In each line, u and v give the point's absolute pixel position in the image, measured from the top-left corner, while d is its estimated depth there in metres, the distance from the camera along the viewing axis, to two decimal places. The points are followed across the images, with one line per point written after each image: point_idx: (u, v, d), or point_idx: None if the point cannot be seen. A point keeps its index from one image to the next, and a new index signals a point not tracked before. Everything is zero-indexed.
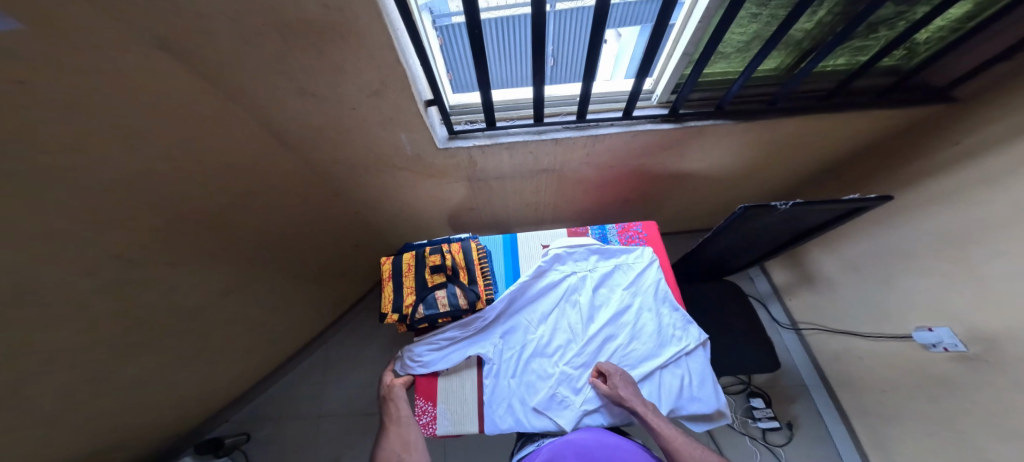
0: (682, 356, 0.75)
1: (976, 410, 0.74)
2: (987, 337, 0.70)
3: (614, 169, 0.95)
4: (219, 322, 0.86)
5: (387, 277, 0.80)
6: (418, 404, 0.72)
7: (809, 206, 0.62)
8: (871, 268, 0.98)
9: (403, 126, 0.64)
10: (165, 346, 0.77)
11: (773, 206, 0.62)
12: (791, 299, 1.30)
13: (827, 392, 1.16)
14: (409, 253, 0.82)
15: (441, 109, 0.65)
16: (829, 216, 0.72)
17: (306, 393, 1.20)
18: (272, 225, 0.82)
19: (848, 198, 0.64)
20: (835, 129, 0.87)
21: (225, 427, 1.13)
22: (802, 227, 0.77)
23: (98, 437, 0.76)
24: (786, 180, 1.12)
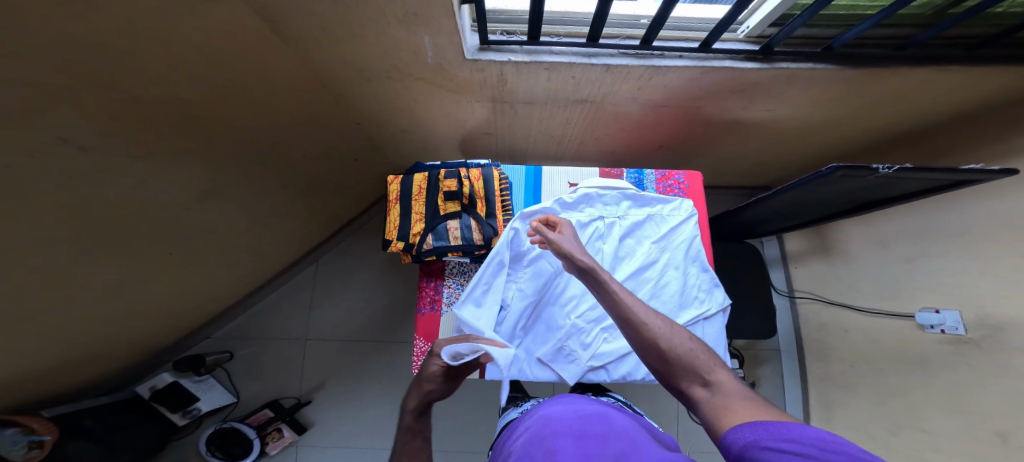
0: (701, 320, 0.78)
1: (941, 395, 0.80)
2: (994, 324, 0.70)
3: (661, 111, 0.83)
4: (230, 221, 0.85)
5: (395, 199, 0.75)
6: (419, 346, 0.77)
7: (917, 173, 0.52)
8: (898, 244, 0.93)
9: (430, 27, 0.51)
10: (182, 240, 0.77)
11: (872, 168, 0.52)
12: (796, 267, 1.29)
13: (797, 359, 1.27)
14: (420, 175, 0.75)
15: (479, 12, 0.50)
16: (925, 186, 0.61)
17: (321, 290, 1.31)
18: (271, 127, 0.74)
19: (968, 167, 0.53)
20: (946, 88, 0.70)
21: (207, 344, 1.26)
22: (874, 197, 0.68)
23: (134, 312, 0.83)
24: (848, 145, 0.98)
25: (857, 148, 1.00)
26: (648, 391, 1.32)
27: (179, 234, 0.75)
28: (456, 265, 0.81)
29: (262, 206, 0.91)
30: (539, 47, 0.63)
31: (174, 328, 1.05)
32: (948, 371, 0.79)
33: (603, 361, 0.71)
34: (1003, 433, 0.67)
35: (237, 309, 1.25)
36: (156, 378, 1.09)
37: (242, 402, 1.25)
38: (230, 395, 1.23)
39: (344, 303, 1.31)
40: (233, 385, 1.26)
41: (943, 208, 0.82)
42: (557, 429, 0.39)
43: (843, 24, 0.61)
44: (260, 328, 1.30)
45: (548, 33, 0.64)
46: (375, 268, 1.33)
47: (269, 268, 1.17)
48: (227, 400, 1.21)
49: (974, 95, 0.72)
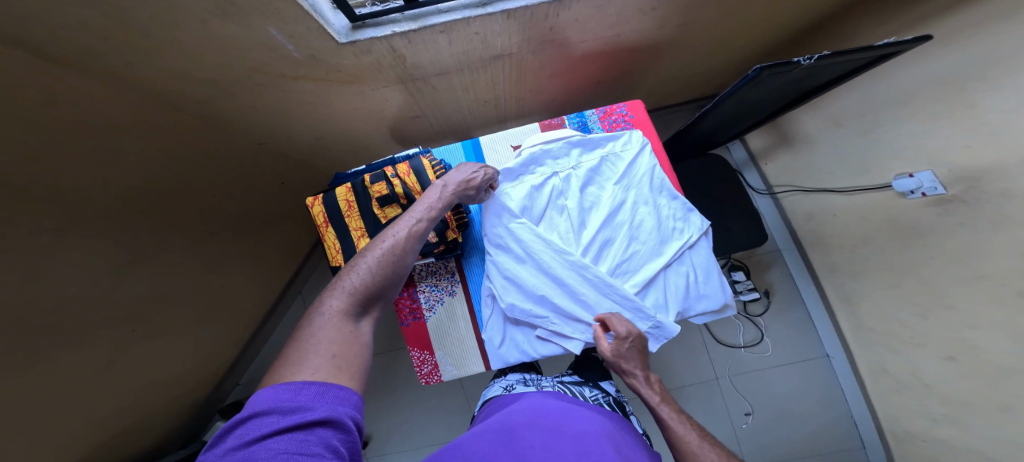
0: (686, 251, 0.75)
1: (943, 255, 0.78)
2: (970, 176, 0.68)
3: (583, 46, 0.79)
4: (179, 273, 0.83)
5: (325, 223, 0.72)
6: (418, 356, 0.76)
7: (834, 58, 0.51)
8: (853, 120, 0.92)
9: (268, 15, 0.46)
10: (136, 308, 0.76)
11: (793, 62, 0.50)
12: (767, 164, 1.26)
13: (799, 254, 1.24)
14: (343, 188, 0.72)
15: None
16: (851, 68, 0.61)
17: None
18: (167, 163, 0.71)
19: (882, 43, 0.54)
20: None
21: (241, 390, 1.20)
22: (809, 86, 0.66)
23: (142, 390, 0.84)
24: (785, 29, 0.93)
25: (798, 26, 0.94)
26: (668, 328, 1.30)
27: (129, 302, 0.74)
28: (422, 267, 0.77)
29: (202, 249, 0.88)
30: (424, 9, 0.57)
31: (194, 394, 1.02)
32: (948, 233, 0.76)
33: (609, 322, 0.69)
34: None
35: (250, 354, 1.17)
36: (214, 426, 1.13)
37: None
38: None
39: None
40: None
41: (904, 70, 0.77)
42: (549, 428, 0.49)
43: None
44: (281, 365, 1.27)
45: None
46: None
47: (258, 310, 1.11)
48: None
49: None
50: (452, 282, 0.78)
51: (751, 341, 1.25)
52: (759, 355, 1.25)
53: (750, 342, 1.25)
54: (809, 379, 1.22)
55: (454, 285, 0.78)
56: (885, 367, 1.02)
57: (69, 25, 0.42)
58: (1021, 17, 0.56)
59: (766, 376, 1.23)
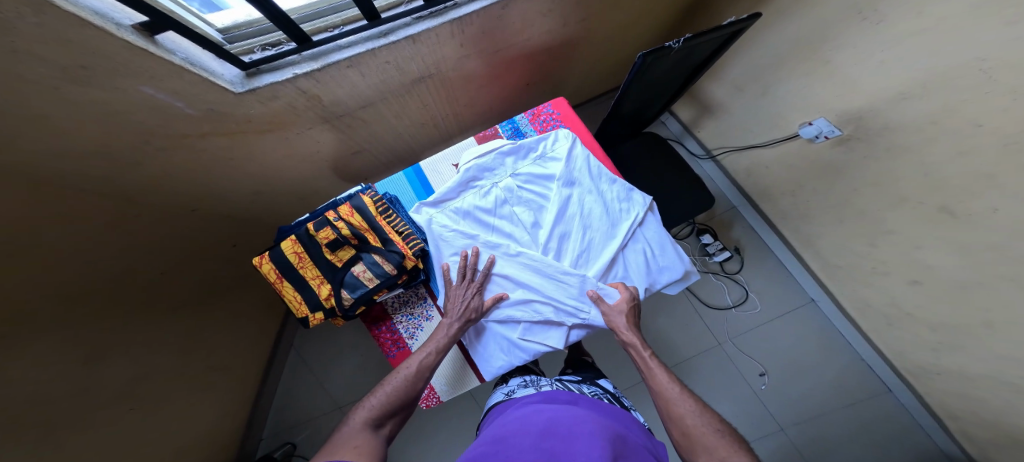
0: (639, 229, 0.79)
1: (864, 182, 0.86)
2: (858, 114, 0.78)
3: (500, 56, 0.83)
4: (158, 357, 0.79)
5: (279, 280, 0.67)
6: None
7: (698, 38, 0.59)
8: (752, 82, 1.03)
9: (132, 74, 0.46)
10: (123, 392, 0.71)
11: (666, 46, 0.57)
12: (700, 131, 1.34)
13: (752, 207, 1.30)
14: (288, 241, 0.67)
15: (193, 37, 0.47)
16: (717, 45, 0.69)
17: (319, 363, 1.20)
18: (115, 250, 0.66)
19: (729, 22, 0.62)
20: None
21: (266, 444, 1.12)
22: (694, 63, 0.73)
23: None
24: (672, 12, 1.03)
25: (683, 6, 1.03)
26: (658, 302, 1.32)
27: (114, 392, 0.69)
28: (394, 299, 0.77)
29: (171, 328, 0.82)
30: (324, 48, 0.60)
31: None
32: (860, 167, 0.85)
33: (583, 312, 0.71)
34: (947, 208, 0.72)
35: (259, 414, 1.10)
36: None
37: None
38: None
39: (349, 361, 1.20)
40: None
41: (781, 30, 0.87)
42: (539, 427, 0.48)
43: None
44: (297, 412, 1.15)
45: (322, 27, 0.59)
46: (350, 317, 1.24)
47: (248, 373, 1.04)
48: None
49: None
50: (426, 307, 0.77)
51: (738, 299, 1.30)
52: (748, 312, 1.28)
53: (737, 300, 1.30)
54: (807, 327, 1.24)
55: (429, 309, 0.77)
56: (869, 303, 1.06)
57: None
58: None
59: (762, 331, 1.26)
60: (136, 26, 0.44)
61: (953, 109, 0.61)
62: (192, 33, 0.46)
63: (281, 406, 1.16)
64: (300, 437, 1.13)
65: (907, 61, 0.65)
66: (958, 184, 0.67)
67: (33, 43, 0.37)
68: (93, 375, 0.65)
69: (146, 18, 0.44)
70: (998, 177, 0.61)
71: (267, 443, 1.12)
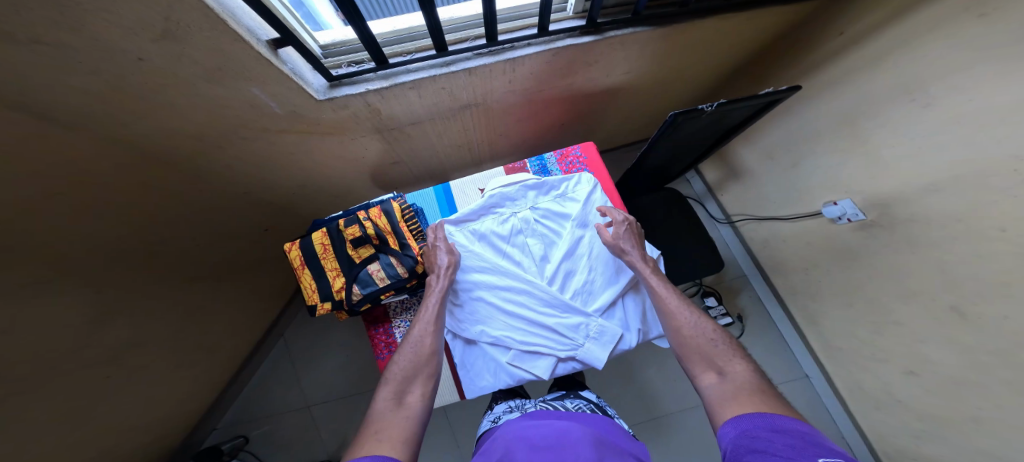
0: (642, 279, 0.78)
1: (880, 271, 0.86)
2: (883, 201, 0.80)
3: (542, 96, 0.89)
4: (171, 323, 0.82)
5: (301, 265, 0.67)
6: None
7: (731, 104, 0.62)
8: (780, 154, 1.06)
9: (250, 78, 0.53)
10: (131, 349, 0.74)
11: (699, 108, 0.61)
12: (722, 195, 1.37)
13: (763, 278, 1.30)
14: (318, 232, 0.68)
15: (300, 50, 0.54)
16: (750, 112, 0.72)
17: (303, 360, 1.20)
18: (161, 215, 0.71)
19: (766, 91, 0.65)
20: (746, 26, 0.84)
21: (218, 434, 1.11)
22: (724, 128, 0.77)
23: (133, 439, 0.81)
24: (710, 80, 1.10)
25: (721, 76, 1.11)
26: (652, 353, 1.30)
27: (122, 349, 0.72)
28: (398, 303, 0.74)
29: (185, 295, 0.84)
30: (394, 69, 0.66)
31: (157, 449, 0.91)
32: (881, 254, 0.84)
33: (572, 348, 0.71)
34: (956, 307, 0.72)
35: (225, 401, 1.10)
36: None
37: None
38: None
39: (333, 362, 1.20)
40: None
41: (810, 113, 0.93)
42: (529, 443, 0.46)
43: None
44: (264, 405, 1.15)
45: (399, 52, 0.67)
46: (350, 318, 1.26)
47: (238, 351, 1.06)
48: None
49: (771, 19, 0.86)
50: None
51: None
52: None
53: None
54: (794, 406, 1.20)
55: None
56: (862, 387, 1.03)
57: (90, 103, 0.47)
58: (899, 59, 0.72)
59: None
60: (268, 42, 0.51)
61: (980, 207, 0.62)
62: (302, 47, 0.53)
63: (251, 394, 1.15)
64: (255, 432, 1.12)
65: (941, 155, 0.67)
66: (975, 285, 0.68)
67: (184, 43, 0.44)
68: (99, 329, 0.67)
69: (279, 36, 0.52)
70: (1014, 287, 0.61)
71: (220, 433, 1.11)
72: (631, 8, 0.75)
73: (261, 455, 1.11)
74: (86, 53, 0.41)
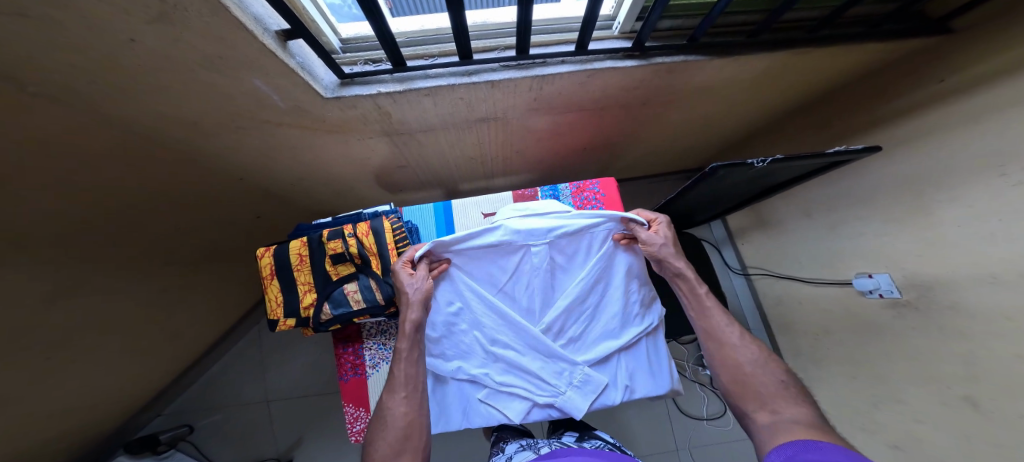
0: (642, 336, 0.70)
1: (899, 352, 0.79)
2: (924, 283, 0.72)
3: (567, 117, 0.83)
4: (140, 299, 0.79)
5: (270, 275, 0.61)
6: (350, 412, 0.66)
7: (788, 161, 0.55)
8: (815, 213, 0.98)
9: (253, 68, 0.47)
10: (94, 324, 0.71)
11: (748, 162, 0.54)
12: (742, 244, 1.30)
13: (767, 336, 1.22)
14: (297, 241, 0.61)
15: (311, 45, 0.48)
16: (809, 169, 0.64)
17: (271, 352, 1.17)
18: (140, 193, 0.66)
19: (834, 150, 0.57)
20: (813, 65, 0.77)
21: (159, 422, 1.08)
22: (771, 183, 0.70)
23: (84, 408, 0.79)
24: (753, 120, 1.02)
25: (766, 118, 1.03)
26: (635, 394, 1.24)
27: (81, 324, 0.69)
28: (373, 324, 0.69)
29: (158, 274, 0.81)
30: (412, 73, 0.61)
31: (100, 427, 0.89)
32: (904, 337, 0.77)
33: (551, 395, 0.66)
34: (969, 396, 0.65)
35: (181, 383, 1.08)
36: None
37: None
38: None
39: (304, 358, 1.17)
40: (201, 454, 1.07)
41: (856, 174, 0.85)
42: None
43: (698, 13, 0.64)
44: (219, 393, 1.13)
45: (421, 54, 0.61)
46: None
47: (208, 334, 1.03)
48: None
49: (846, 61, 0.78)
50: None
51: (715, 414, 1.21)
52: (720, 427, 1.20)
53: (713, 415, 1.21)
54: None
55: None
56: None
57: (71, 76, 0.43)
58: (966, 131, 0.64)
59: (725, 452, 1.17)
60: (278, 32, 0.46)
61: None
62: (313, 42, 0.48)
63: (211, 379, 1.13)
64: (201, 422, 1.10)
65: (996, 246, 0.59)
66: (993, 389, 0.62)
67: (182, 27, 0.39)
68: (55, 304, 0.63)
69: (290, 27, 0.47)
70: None
71: (161, 422, 1.09)
72: (688, 33, 0.68)
73: (203, 446, 1.09)
74: (67, 28, 0.36)
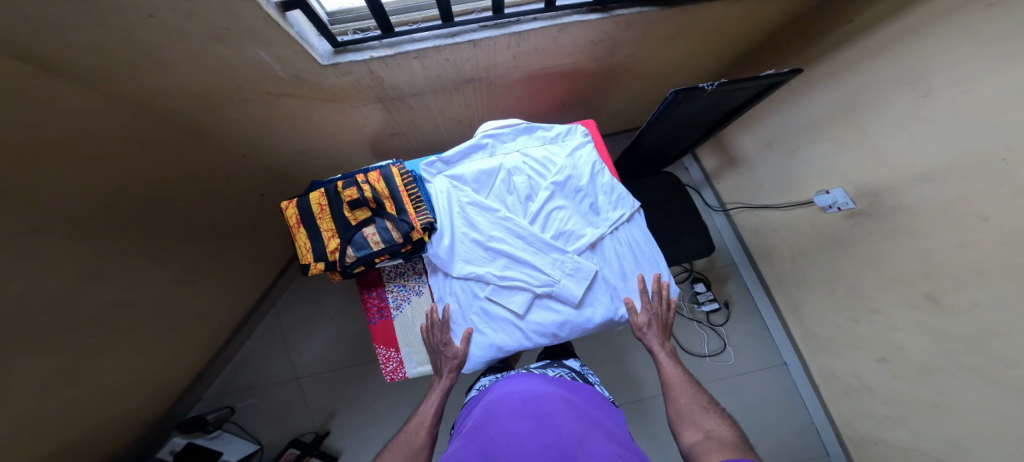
0: (623, 223, 0.79)
1: (862, 256, 0.89)
2: (872, 191, 0.82)
3: (545, 72, 0.89)
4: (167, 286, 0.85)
5: (296, 223, 0.67)
6: (383, 352, 0.75)
7: (732, 85, 0.63)
8: (779, 143, 1.07)
9: (255, 39, 0.52)
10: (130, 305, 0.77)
11: (700, 87, 0.62)
12: (718, 182, 1.38)
13: (752, 267, 1.33)
14: (316, 193, 0.67)
15: (307, 12, 0.53)
16: (748, 95, 0.73)
17: (294, 331, 1.23)
18: (151, 175, 0.71)
19: (767, 74, 0.66)
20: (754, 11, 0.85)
21: (203, 405, 1.15)
22: (723, 112, 0.79)
23: (128, 391, 0.86)
24: (714, 66, 1.10)
25: (728, 61, 1.10)
26: None
27: (117, 306, 0.75)
28: (392, 268, 0.78)
29: (177, 258, 0.86)
30: (400, 38, 0.66)
31: (146, 411, 0.96)
32: (865, 242, 0.87)
33: (548, 284, 0.71)
34: (932, 296, 0.75)
35: (213, 368, 1.14)
36: (170, 442, 1.01)
37: (267, 446, 1.14)
38: (252, 442, 1.11)
39: (327, 334, 1.25)
40: (250, 433, 1.15)
41: (812, 95, 0.94)
42: (510, 410, 0.50)
43: None
44: (252, 375, 1.19)
45: (405, 21, 0.66)
46: (341, 291, 1.28)
47: (229, 320, 1.09)
48: (252, 448, 1.10)
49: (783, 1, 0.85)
50: (419, 282, 0.77)
51: (714, 350, 1.31)
52: (722, 363, 1.30)
53: (713, 351, 1.31)
54: (769, 387, 1.27)
55: (421, 285, 0.77)
56: (834, 373, 1.08)
57: (94, 55, 0.48)
58: (898, 50, 0.73)
59: (731, 384, 1.28)
60: (277, 3, 0.51)
61: (969, 200, 0.64)
62: (310, 10, 0.52)
63: (240, 364, 1.20)
64: (242, 403, 1.17)
65: (925, 147, 0.69)
66: (956, 273, 0.70)
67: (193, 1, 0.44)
68: (90, 286, 0.68)
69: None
70: (986, 274, 0.65)
71: (206, 403, 1.16)
72: None
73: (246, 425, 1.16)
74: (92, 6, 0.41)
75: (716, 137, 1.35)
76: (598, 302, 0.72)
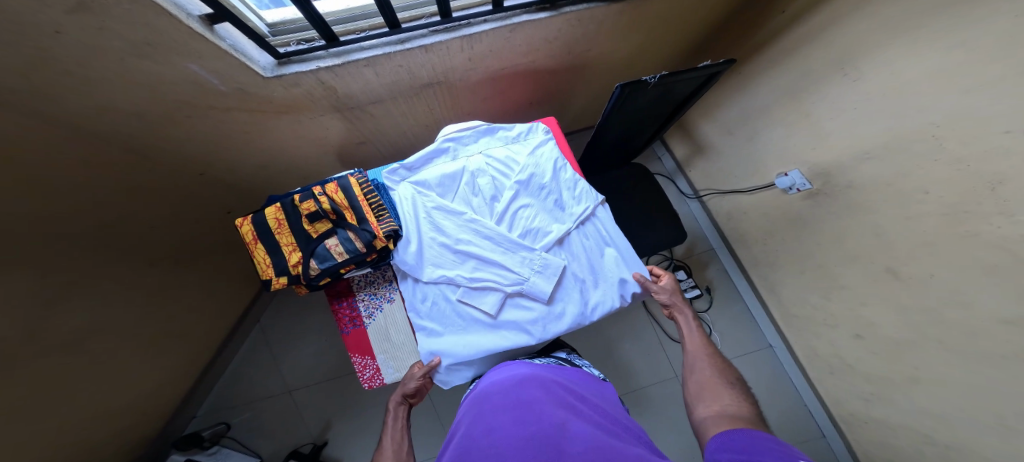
0: (589, 217, 0.80)
1: (824, 234, 0.92)
2: (826, 171, 0.85)
3: (504, 72, 0.89)
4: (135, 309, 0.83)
5: (253, 241, 0.66)
6: (359, 361, 0.74)
7: (673, 77, 0.65)
8: (739, 129, 1.10)
9: (184, 53, 0.52)
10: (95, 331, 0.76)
11: (643, 80, 0.63)
12: (689, 171, 1.41)
13: (729, 252, 1.36)
14: (272, 207, 0.67)
15: (237, 24, 0.53)
16: (692, 86, 0.76)
17: (278, 346, 1.22)
18: (101, 197, 0.70)
19: (704, 66, 0.68)
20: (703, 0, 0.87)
21: (197, 422, 1.14)
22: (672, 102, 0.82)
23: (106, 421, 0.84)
24: (673, 56, 1.12)
25: (684, 51, 1.12)
26: (628, 328, 1.36)
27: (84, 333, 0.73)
28: (361, 277, 0.77)
29: (142, 280, 0.84)
30: (347, 46, 0.66)
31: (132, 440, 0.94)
32: (825, 221, 0.90)
33: (518, 283, 0.71)
34: (892, 269, 0.77)
35: (201, 391, 1.12)
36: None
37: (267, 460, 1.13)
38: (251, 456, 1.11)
39: (314, 347, 1.23)
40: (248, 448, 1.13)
41: (766, 82, 0.96)
42: (493, 404, 0.47)
43: None
44: (240, 394, 1.18)
45: (351, 30, 0.66)
46: (320, 303, 1.27)
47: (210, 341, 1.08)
48: None
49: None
50: (389, 289, 0.77)
51: None
52: None
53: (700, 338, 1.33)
54: (758, 370, 1.30)
55: (392, 291, 0.77)
56: (816, 352, 1.11)
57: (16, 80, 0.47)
58: (837, 34, 0.76)
59: None
60: (202, 17, 0.50)
61: (907, 175, 0.67)
62: (239, 21, 0.52)
63: (226, 385, 1.18)
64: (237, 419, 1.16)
65: (867, 125, 0.72)
66: (903, 247, 0.73)
67: (105, 17, 0.43)
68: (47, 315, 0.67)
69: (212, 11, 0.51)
70: (935, 244, 0.67)
71: (199, 422, 1.14)
72: None
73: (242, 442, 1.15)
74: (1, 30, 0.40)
75: (682, 127, 1.38)
76: (569, 297, 0.73)
